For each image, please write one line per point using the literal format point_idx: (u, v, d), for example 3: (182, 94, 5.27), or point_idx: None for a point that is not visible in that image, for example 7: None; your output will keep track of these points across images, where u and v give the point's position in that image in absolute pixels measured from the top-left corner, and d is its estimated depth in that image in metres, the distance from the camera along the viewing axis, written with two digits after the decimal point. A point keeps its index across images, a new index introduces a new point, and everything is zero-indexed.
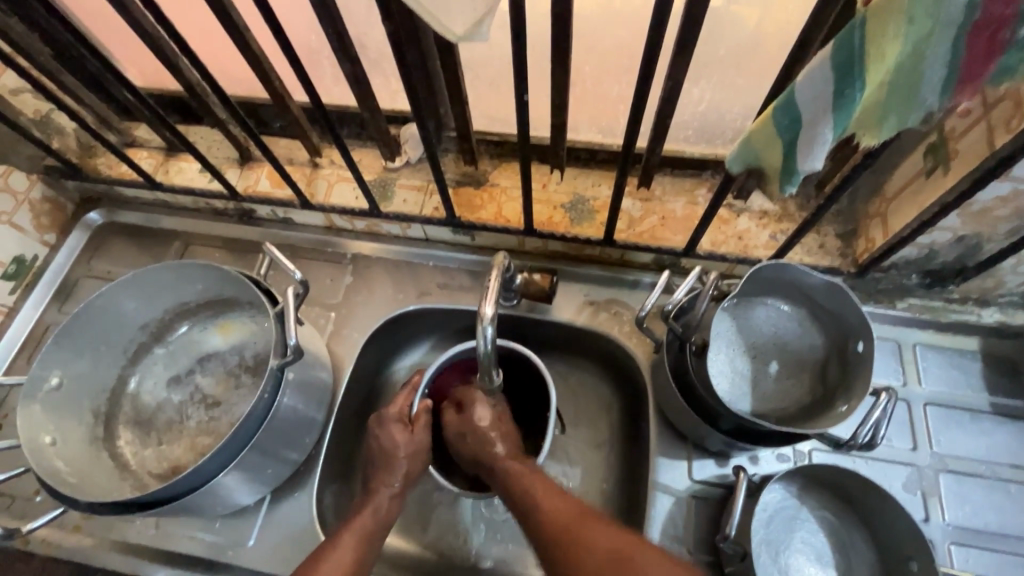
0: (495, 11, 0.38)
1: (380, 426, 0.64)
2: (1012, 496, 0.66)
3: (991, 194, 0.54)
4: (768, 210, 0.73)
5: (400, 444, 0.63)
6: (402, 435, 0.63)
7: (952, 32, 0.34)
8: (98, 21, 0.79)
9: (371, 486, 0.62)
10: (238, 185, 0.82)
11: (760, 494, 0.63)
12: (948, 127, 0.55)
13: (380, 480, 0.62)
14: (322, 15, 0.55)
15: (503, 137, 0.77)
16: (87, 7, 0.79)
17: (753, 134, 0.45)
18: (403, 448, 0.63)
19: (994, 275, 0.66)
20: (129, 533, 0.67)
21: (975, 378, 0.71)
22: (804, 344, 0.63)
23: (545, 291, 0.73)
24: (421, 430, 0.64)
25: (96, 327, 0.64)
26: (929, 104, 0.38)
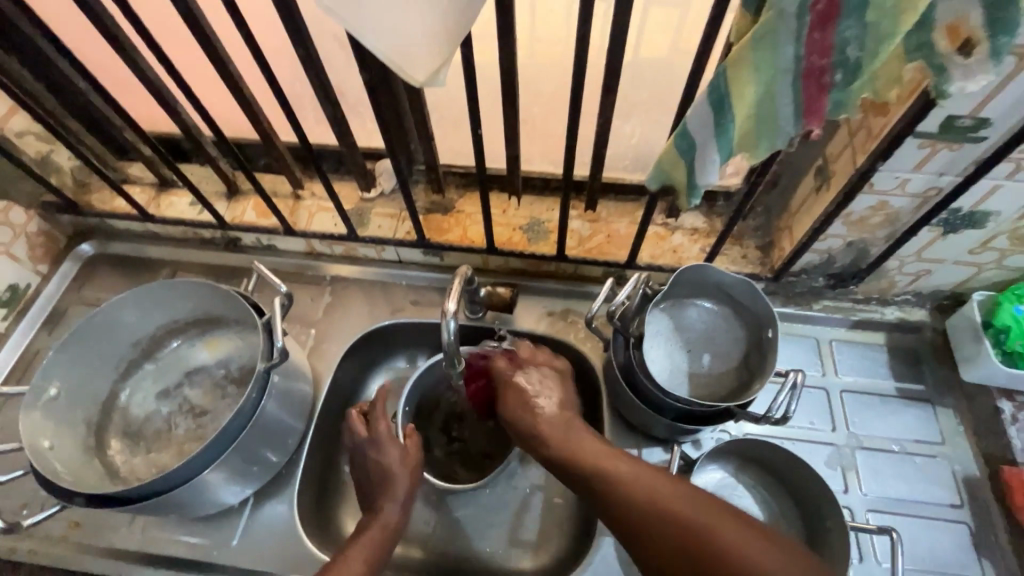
0: (450, 61, 0.45)
1: (374, 448, 0.69)
2: (919, 466, 0.74)
3: (862, 205, 0.66)
4: (698, 227, 0.84)
5: (395, 460, 0.68)
6: (396, 452, 0.69)
7: (788, 78, 0.45)
8: None
9: (376, 506, 0.66)
10: (226, 215, 0.90)
11: (698, 470, 0.70)
12: (828, 152, 0.67)
13: (384, 498, 0.66)
14: (308, 68, 0.65)
15: (467, 169, 0.88)
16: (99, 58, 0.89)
17: (662, 158, 0.56)
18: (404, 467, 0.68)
19: (886, 275, 0.77)
20: (116, 538, 0.71)
21: (884, 367, 0.81)
22: (730, 337, 0.73)
23: (506, 301, 0.81)
24: (412, 446, 0.70)
25: (92, 342, 0.70)
26: (788, 131, 0.49)
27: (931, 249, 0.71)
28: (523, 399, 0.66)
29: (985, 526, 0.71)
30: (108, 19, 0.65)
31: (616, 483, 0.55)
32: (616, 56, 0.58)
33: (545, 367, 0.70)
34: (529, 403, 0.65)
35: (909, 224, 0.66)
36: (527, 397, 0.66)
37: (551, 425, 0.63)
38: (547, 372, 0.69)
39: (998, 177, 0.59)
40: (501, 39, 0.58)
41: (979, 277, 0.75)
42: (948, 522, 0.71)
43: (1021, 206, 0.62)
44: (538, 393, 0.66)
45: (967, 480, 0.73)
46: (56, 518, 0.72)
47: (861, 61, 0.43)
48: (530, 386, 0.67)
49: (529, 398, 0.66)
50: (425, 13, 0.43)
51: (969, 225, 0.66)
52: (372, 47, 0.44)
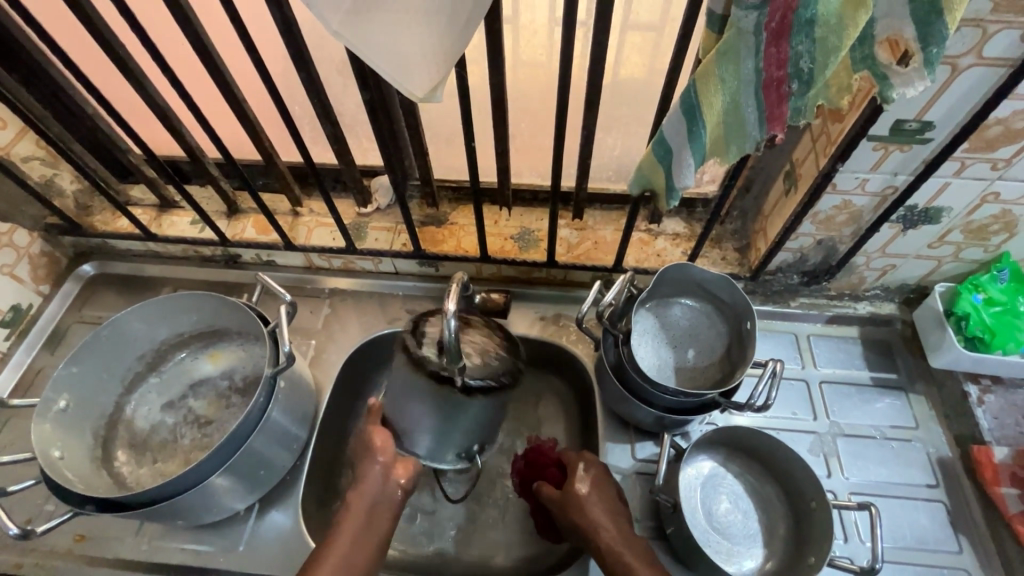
0: (446, 79, 0.50)
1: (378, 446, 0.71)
2: (896, 450, 0.79)
3: (828, 204, 0.71)
4: (680, 232, 0.89)
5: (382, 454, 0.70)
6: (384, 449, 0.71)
7: (751, 88, 0.51)
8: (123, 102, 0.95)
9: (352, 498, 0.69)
10: (227, 232, 0.93)
11: (688, 460, 0.74)
12: (796, 159, 0.73)
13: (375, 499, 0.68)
14: (310, 89, 0.70)
15: (459, 183, 0.92)
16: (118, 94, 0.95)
17: (642, 164, 0.61)
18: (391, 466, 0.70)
19: (855, 271, 0.83)
20: (122, 549, 0.72)
21: (858, 359, 0.85)
22: (712, 331, 0.77)
23: (499, 306, 0.87)
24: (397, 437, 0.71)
25: (100, 355, 0.72)
26: (755, 135, 0.54)
27: (894, 244, 0.76)
28: (577, 504, 0.64)
29: (960, 504, 0.75)
30: (119, 47, 0.68)
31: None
32: (598, 72, 0.63)
33: (596, 467, 0.68)
34: (583, 510, 0.64)
35: (871, 221, 0.72)
36: (581, 502, 0.64)
37: (609, 535, 0.62)
38: (599, 476, 0.67)
39: (947, 175, 0.65)
40: (491, 60, 0.63)
41: (940, 270, 0.81)
42: (925, 501, 0.75)
43: (970, 202, 0.68)
44: (593, 499, 0.64)
45: (940, 462, 0.78)
46: (61, 532, 0.73)
47: (813, 72, 0.49)
48: (583, 490, 0.65)
49: (584, 505, 0.64)
50: (425, 37, 0.47)
51: (926, 221, 0.72)
52: (377, 68, 0.49)
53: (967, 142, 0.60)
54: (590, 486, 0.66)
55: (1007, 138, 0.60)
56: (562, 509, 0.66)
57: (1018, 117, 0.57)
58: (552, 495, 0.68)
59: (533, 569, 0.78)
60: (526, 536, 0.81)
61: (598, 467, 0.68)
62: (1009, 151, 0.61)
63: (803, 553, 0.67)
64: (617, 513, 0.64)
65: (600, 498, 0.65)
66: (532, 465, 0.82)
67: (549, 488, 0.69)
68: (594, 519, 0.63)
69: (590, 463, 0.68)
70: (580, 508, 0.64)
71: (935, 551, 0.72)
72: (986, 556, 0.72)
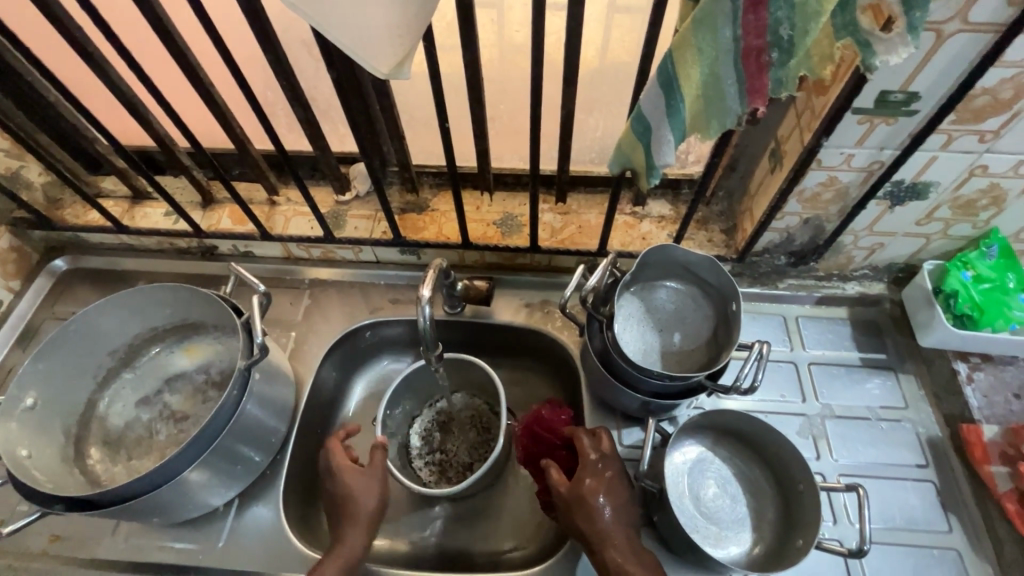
0: (412, 54, 0.47)
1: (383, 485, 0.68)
2: (886, 431, 0.78)
3: (814, 181, 0.69)
4: (665, 214, 0.88)
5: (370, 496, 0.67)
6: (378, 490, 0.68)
7: (730, 59, 0.49)
8: (87, 90, 0.91)
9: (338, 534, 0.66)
10: (202, 223, 0.90)
11: (674, 445, 0.73)
12: (780, 136, 0.71)
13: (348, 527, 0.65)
14: (278, 73, 0.67)
15: (439, 168, 0.90)
16: (81, 81, 0.91)
17: (621, 142, 0.59)
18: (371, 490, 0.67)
19: (844, 250, 0.81)
20: (98, 549, 0.70)
21: (848, 340, 0.84)
22: (698, 314, 0.76)
23: (483, 295, 0.84)
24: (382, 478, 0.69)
25: (68, 351, 0.69)
26: (735, 109, 0.53)
27: (881, 222, 0.75)
28: (587, 510, 0.62)
29: (951, 483, 0.74)
30: (76, 31, 0.65)
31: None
32: (574, 48, 0.61)
33: (610, 467, 0.65)
34: (594, 518, 0.62)
35: (858, 198, 0.71)
36: (594, 510, 0.62)
37: (615, 547, 0.61)
38: (613, 479, 0.65)
39: (933, 149, 0.63)
40: (463, 37, 0.60)
41: (928, 247, 0.79)
42: (915, 481, 0.74)
43: (958, 175, 0.67)
44: (606, 507, 0.62)
45: (930, 441, 0.77)
46: (34, 533, 0.71)
47: (793, 39, 0.46)
48: (597, 495, 0.62)
49: (595, 512, 0.62)
50: (387, 11, 0.44)
51: (913, 197, 0.70)
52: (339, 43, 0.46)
53: (953, 114, 0.59)
54: (606, 490, 0.63)
55: (993, 109, 0.58)
56: (568, 504, 0.64)
57: (1005, 86, 0.56)
58: (562, 490, 0.64)
59: (522, 558, 0.77)
60: (514, 525, 0.80)
61: (611, 464, 0.66)
62: (996, 123, 0.59)
63: (792, 534, 0.66)
64: (626, 519, 0.63)
65: (613, 502, 0.63)
66: (536, 441, 0.76)
67: (557, 477, 0.65)
68: (605, 531, 0.61)
69: (605, 463, 0.65)
70: (591, 511, 0.62)
71: (927, 531, 0.71)
72: (976, 534, 0.71)
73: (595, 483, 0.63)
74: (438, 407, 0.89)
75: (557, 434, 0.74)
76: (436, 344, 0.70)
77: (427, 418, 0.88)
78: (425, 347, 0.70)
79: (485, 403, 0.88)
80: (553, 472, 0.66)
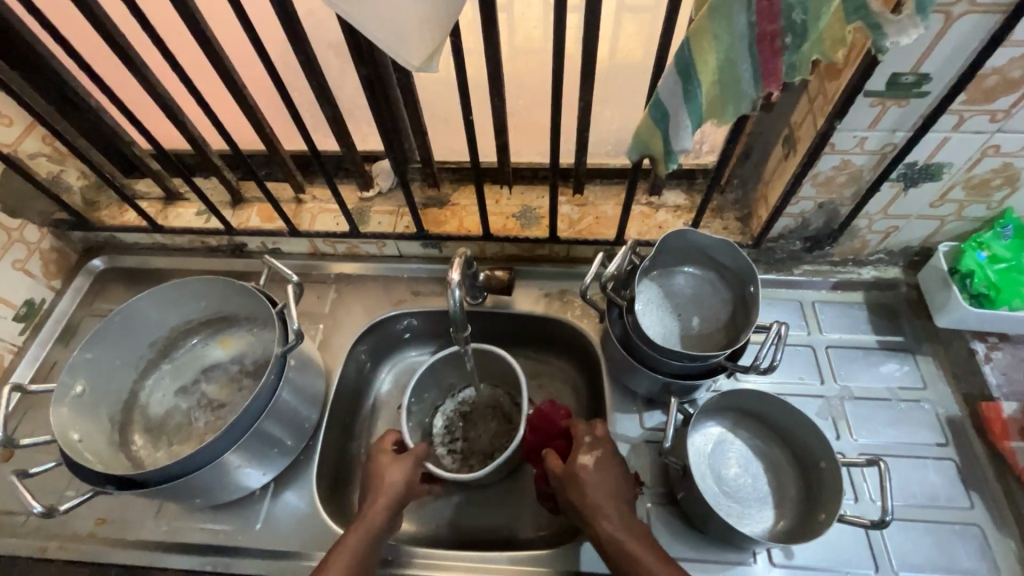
0: (442, 47, 0.49)
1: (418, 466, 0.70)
2: (904, 411, 0.79)
3: (828, 165, 0.71)
4: (680, 204, 0.90)
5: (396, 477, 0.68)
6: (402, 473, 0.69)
7: (745, 44, 0.51)
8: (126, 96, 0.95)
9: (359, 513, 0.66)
10: (233, 221, 0.94)
11: (695, 427, 0.75)
12: (794, 122, 0.73)
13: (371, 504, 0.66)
14: (309, 73, 0.70)
15: (459, 164, 0.93)
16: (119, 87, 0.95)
17: (639, 129, 0.61)
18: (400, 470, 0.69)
19: (859, 235, 0.83)
20: (142, 531, 0.73)
21: (864, 324, 0.86)
22: (716, 298, 0.78)
23: (504, 284, 0.86)
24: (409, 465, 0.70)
25: (113, 342, 0.73)
26: (750, 93, 0.55)
27: (895, 205, 0.76)
28: (578, 486, 0.64)
29: (972, 461, 0.74)
30: (119, 38, 0.69)
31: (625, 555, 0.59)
32: (592, 41, 0.63)
33: (601, 447, 0.67)
34: (584, 493, 0.63)
35: (871, 180, 0.72)
36: (583, 485, 0.63)
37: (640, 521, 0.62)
38: (605, 457, 0.66)
39: (945, 130, 0.65)
40: (486, 33, 0.63)
41: (943, 229, 0.80)
42: (935, 459, 0.75)
43: (970, 156, 0.68)
44: (596, 483, 0.63)
45: (949, 420, 0.77)
46: (80, 517, 0.74)
47: (805, 23, 0.49)
48: (586, 472, 0.64)
49: (585, 488, 0.63)
50: (419, 6, 0.47)
51: (927, 178, 0.71)
52: (374, 38, 0.48)
53: (965, 94, 0.60)
54: (596, 468, 0.65)
55: (1004, 89, 0.60)
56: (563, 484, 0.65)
57: (1015, 65, 0.57)
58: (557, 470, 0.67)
59: (548, 539, 0.79)
60: (538, 509, 0.82)
61: (603, 445, 0.67)
62: (1007, 102, 0.61)
63: (814, 509, 0.67)
64: (620, 496, 0.63)
65: (603, 480, 0.64)
66: (537, 433, 0.79)
67: (552, 460, 0.68)
68: (595, 504, 0.62)
69: (596, 443, 0.67)
70: (580, 488, 0.63)
71: (948, 508, 0.71)
72: (999, 510, 0.71)
73: (585, 461, 0.65)
74: (462, 397, 0.91)
75: (556, 426, 0.77)
76: (465, 327, 0.73)
77: (451, 407, 0.90)
78: (455, 329, 0.73)
79: (507, 394, 0.90)
80: (550, 457, 0.69)
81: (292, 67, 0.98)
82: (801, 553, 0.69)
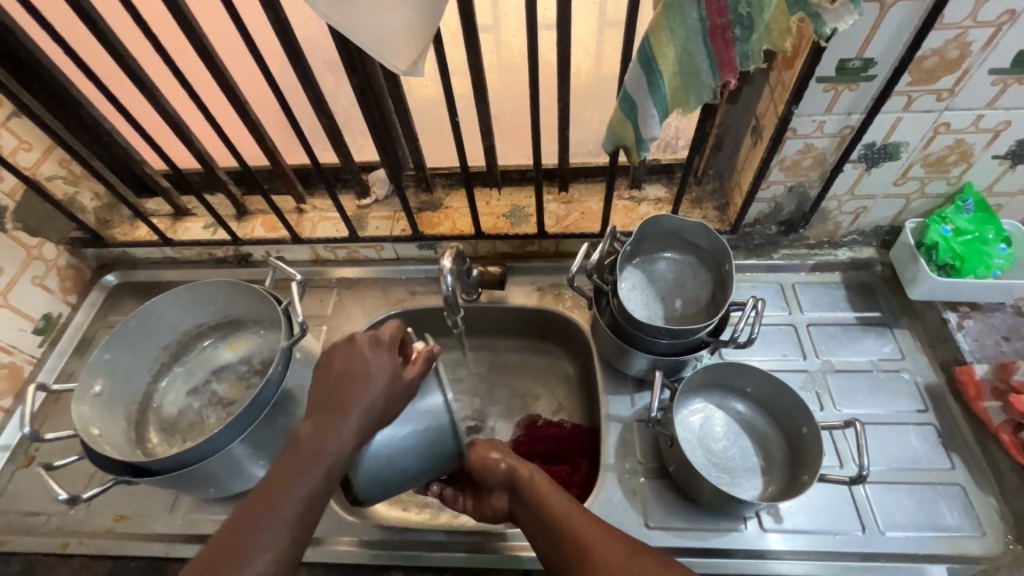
0: (426, 51, 0.55)
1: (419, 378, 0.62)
2: (883, 381, 0.82)
3: (793, 149, 0.76)
4: (661, 197, 0.94)
5: (379, 383, 0.59)
6: (390, 375, 0.60)
7: (700, 37, 0.56)
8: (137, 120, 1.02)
9: (323, 431, 0.57)
10: (239, 232, 0.99)
11: (684, 404, 0.78)
12: (758, 111, 0.78)
13: (340, 413, 0.57)
14: (307, 85, 0.76)
15: (450, 170, 0.98)
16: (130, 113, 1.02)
17: (611, 122, 0.67)
18: (379, 387, 0.59)
19: (831, 217, 0.87)
20: (159, 525, 0.76)
21: (843, 302, 0.90)
22: (698, 281, 0.82)
23: (497, 277, 0.91)
24: (405, 376, 0.61)
25: (129, 345, 0.77)
26: (710, 81, 0.60)
27: (860, 185, 0.81)
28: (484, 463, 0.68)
29: (950, 425, 0.78)
30: (130, 60, 0.75)
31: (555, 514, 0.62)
32: (566, 44, 0.69)
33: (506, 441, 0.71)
34: (491, 464, 0.67)
35: (834, 162, 0.77)
36: (488, 462, 0.68)
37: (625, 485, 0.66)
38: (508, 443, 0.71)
39: (896, 110, 0.70)
40: (468, 41, 0.69)
41: (909, 208, 0.85)
42: (916, 425, 0.78)
43: (924, 134, 0.73)
44: (499, 460, 0.68)
45: (928, 388, 0.81)
46: (99, 514, 0.78)
47: (750, 15, 0.54)
48: (491, 451, 0.69)
49: (490, 461, 0.68)
50: (404, 16, 0.52)
51: (886, 158, 0.76)
52: (365, 46, 0.54)
53: (909, 75, 0.65)
54: (496, 449, 0.69)
55: (945, 68, 0.65)
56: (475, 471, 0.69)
57: (950, 46, 0.62)
58: (492, 481, 0.68)
59: None
60: None
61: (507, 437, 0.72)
62: (950, 81, 0.66)
63: (799, 472, 0.70)
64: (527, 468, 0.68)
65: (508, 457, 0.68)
66: (531, 445, 0.88)
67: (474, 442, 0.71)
68: (502, 470, 0.67)
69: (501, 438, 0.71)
70: (488, 464, 0.67)
71: (929, 470, 0.74)
72: (978, 469, 0.74)
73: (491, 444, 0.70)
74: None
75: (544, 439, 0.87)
76: (458, 310, 0.78)
77: None
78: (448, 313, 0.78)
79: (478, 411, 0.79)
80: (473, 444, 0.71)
81: (289, 73, 0.99)
82: (790, 517, 0.71)
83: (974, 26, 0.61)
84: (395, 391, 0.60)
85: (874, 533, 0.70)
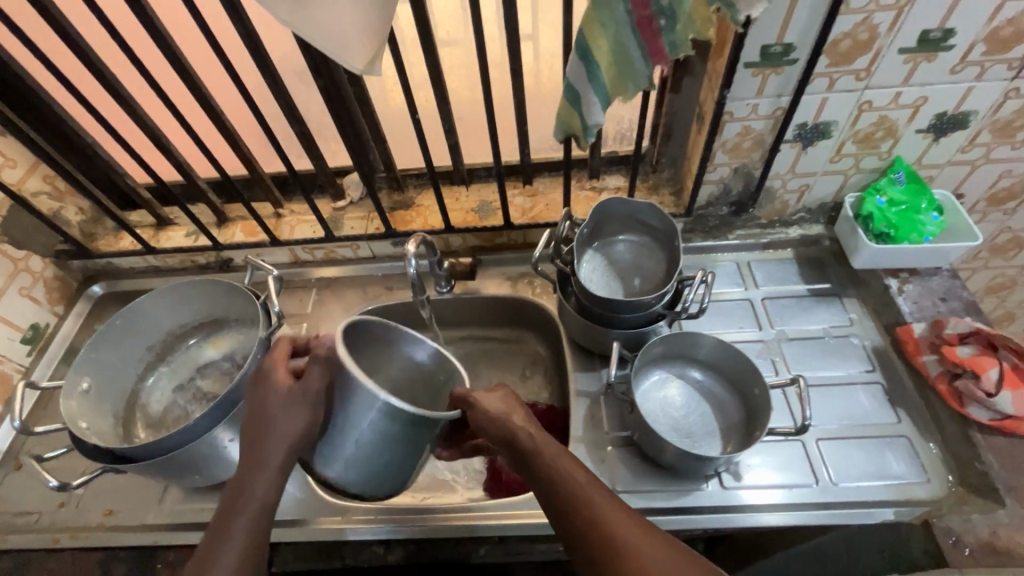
0: (379, 50, 0.60)
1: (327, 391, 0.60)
2: (834, 346, 0.87)
3: (732, 132, 0.82)
4: (620, 185, 1.00)
5: (287, 409, 0.59)
6: (296, 397, 0.59)
7: (628, 29, 0.62)
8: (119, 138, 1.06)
9: (253, 463, 0.59)
10: (219, 238, 1.03)
11: (646, 375, 0.83)
12: (700, 99, 0.84)
13: (262, 445, 0.59)
14: (277, 92, 0.81)
15: (420, 170, 1.04)
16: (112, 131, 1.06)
17: (558, 112, 0.73)
18: (289, 412, 0.59)
19: (778, 197, 0.93)
20: (147, 516, 0.79)
21: (795, 276, 0.95)
22: (655, 259, 0.87)
23: (467, 268, 0.98)
24: (309, 391, 0.59)
25: (115, 345, 0.81)
26: (643, 69, 0.65)
27: (800, 163, 0.87)
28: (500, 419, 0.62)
29: (896, 383, 0.83)
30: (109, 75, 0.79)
31: (589, 506, 0.55)
32: (514, 43, 0.75)
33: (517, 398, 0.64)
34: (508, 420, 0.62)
35: (772, 142, 0.83)
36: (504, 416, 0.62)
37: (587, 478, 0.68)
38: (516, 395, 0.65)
39: (821, 91, 0.76)
40: (423, 44, 0.75)
41: (849, 183, 0.91)
42: (864, 384, 0.83)
43: (851, 112, 0.79)
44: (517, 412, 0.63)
45: (875, 350, 0.86)
46: (89, 509, 0.80)
47: (672, 6, 0.60)
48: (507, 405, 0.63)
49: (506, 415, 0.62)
50: (356, 18, 0.58)
51: (819, 136, 0.82)
52: (324, 48, 0.59)
53: (826, 57, 0.72)
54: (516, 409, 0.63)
55: (859, 49, 0.71)
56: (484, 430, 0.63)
57: (860, 29, 0.69)
58: (497, 440, 0.63)
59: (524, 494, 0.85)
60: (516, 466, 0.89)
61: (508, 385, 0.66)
62: (865, 61, 0.72)
63: (753, 430, 0.75)
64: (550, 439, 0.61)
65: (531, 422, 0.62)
66: None
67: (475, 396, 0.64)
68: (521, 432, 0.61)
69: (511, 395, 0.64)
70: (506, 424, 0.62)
71: (877, 424, 0.79)
72: (922, 421, 0.79)
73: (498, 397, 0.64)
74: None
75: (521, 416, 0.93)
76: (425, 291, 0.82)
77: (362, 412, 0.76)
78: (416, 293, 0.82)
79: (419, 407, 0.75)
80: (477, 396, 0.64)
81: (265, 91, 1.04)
82: (748, 474, 0.76)
83: (878, 9, 0.67)
84: (308, 412, 0.60)
85: (827, 484, 0.74)
